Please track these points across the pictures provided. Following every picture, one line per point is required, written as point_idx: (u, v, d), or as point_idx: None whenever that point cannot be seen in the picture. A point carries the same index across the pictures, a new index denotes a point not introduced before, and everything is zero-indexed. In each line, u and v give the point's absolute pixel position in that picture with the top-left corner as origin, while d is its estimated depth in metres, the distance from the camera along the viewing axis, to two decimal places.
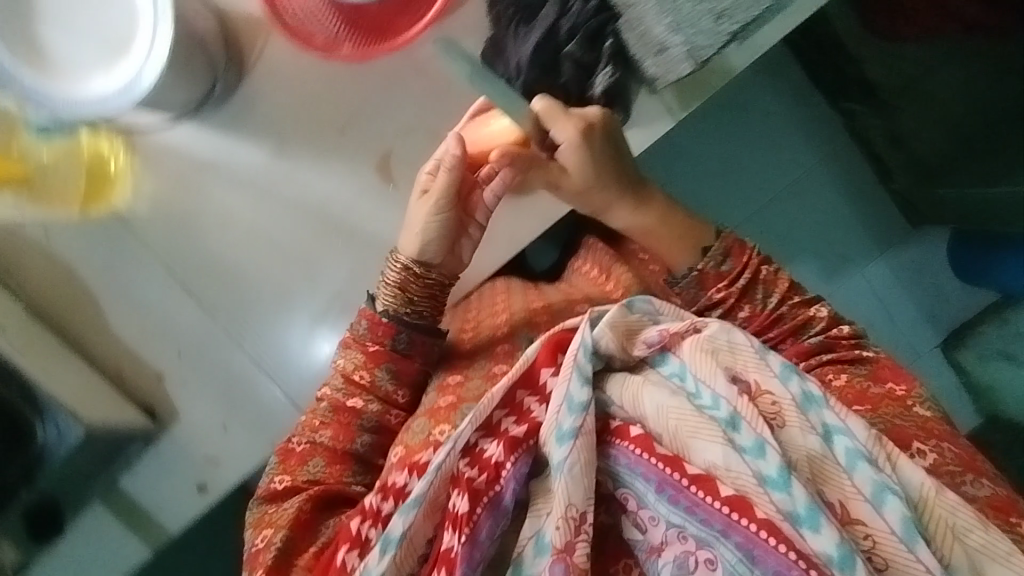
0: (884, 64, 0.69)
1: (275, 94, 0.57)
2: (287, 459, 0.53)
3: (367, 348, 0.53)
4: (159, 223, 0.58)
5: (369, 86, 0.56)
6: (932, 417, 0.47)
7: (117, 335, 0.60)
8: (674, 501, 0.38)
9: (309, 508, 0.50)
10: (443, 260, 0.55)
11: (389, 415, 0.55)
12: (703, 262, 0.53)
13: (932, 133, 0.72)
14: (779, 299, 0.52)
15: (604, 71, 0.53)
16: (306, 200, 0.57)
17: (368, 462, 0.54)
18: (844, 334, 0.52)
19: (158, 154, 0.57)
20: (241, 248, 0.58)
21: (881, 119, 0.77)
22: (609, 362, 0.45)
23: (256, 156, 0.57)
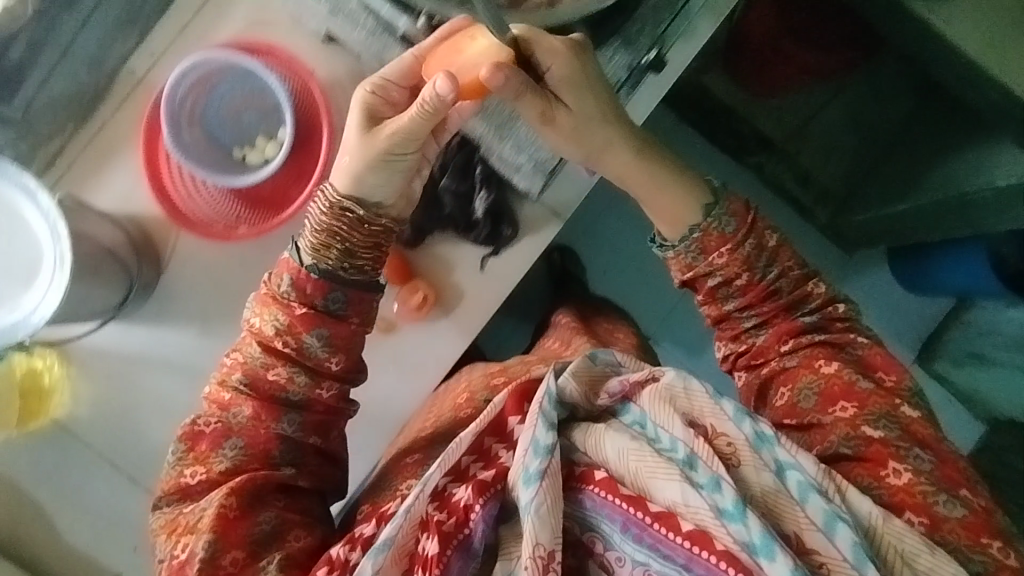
0: (782, 121, 0.97)
1: (192, 274, 0.70)
2: (199, 443, 0.54)
3: (294, 310, 0.53)
4: (98, 424, 0.69)
5: (272, 249, 0.70)
6: (917, 418, 0.51)
7: (70, 544, 0.70)
8: (638, 539, 0.41)
9: (237, 504, 0.51)
10: (394, 205, 0.55)
11: (319, 391, 0.55)
12: (706, 221, 0.55)
13: (846, 160, 0.99)
14: (777, 272, 0.55)
15: (480, 196, 0.62)
16: (173, 401, 0.69)
17: (298, 443, 0.55)
18: (838, 314, 0.55)
19: (91, 360, 0.69)
20: (155, 421, 0.69)
21: (789, 160, 0.99)
22: (574, 411, 0.47)
23: (186, 335, 0.70)
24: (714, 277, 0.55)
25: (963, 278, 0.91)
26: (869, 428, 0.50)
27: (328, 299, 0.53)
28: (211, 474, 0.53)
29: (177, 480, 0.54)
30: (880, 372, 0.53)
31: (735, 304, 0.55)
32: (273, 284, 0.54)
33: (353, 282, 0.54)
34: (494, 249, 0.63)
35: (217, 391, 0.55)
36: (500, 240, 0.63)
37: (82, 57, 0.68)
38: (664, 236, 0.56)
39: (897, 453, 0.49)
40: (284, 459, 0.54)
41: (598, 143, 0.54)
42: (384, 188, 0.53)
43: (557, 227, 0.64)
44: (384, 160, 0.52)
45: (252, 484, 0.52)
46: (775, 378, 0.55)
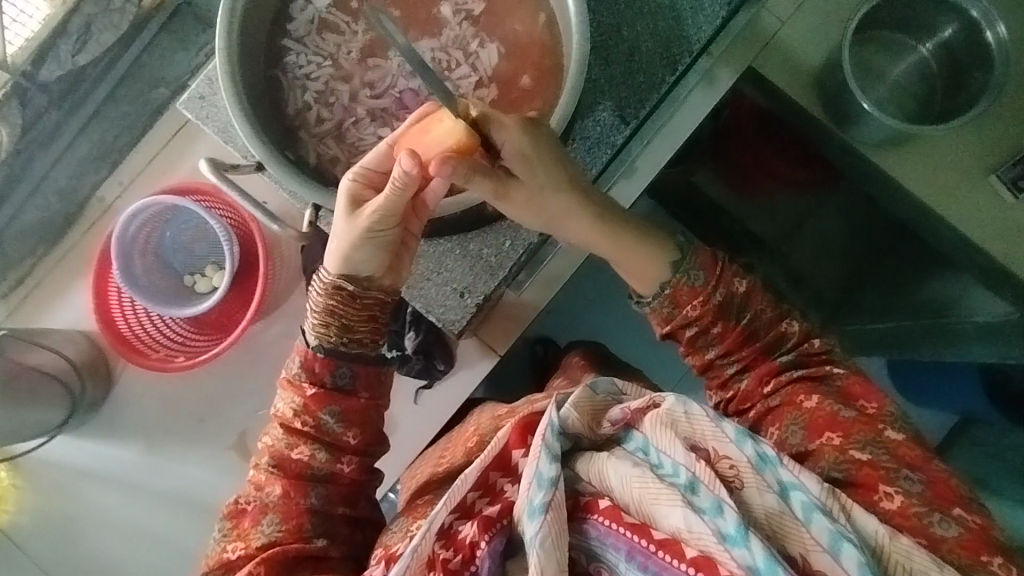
0: (767, 220, 1.13)
1: (139, 392, 0.82)
2: (241, 520, 0.59)
3: (306, 392, 0.59)
4: (38, 532, 0.81)
5: (218, 369, 0.82)
6: (903, 441, 0.53)
7: None
8: (644, 568, 0.40)
9: (264, 573, 0.55)
10: (385, 277, 0.60)
11: (341, 464, 0.60)
12: (674, 277, 0.59)
13: (822, 267, 1.16)
14: (751, 315, 0.59)
15: (410, 335, 0.76)
16: (163, 491, 0.81)
17: (327, 515, 0.59)
18: (815, 349, 0.59)
19: (38, 473, 0.81)
20: (110, 539, 0.81)
21: (776, 264, 1.16)
22: (578, 441, 0.48)
23: (128, 452, 0.81)
24: (691, 328, 0.60)
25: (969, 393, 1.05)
26: (857, 452, 0.52)
27: (336, 375, 0.59)
28: (250, 549, 0.57)
29: (220, 556, 0.59)
30: (861, 401, 0.56)
31: (715, 351, 0.60)
32: (288, 367, 0.60)
33: (356, 357, 0.60)
34: (428, 381, 0.78)
35: (254, 475, 0.60)
36: (433, 372, 0.77)
37: (54, 190, 0.87)
38: (641, 292, 0.61)
39: (886, 476, 0.51)
40: (315, 531, 0.59)
41: (557, 211, 0.58)
42: (371, 263, 0.58)
43: (493, 359, 0.77)
44: (369, 237, 0.56)
45: (283, 555, 0.56)
46: (763, 418, 0.58)
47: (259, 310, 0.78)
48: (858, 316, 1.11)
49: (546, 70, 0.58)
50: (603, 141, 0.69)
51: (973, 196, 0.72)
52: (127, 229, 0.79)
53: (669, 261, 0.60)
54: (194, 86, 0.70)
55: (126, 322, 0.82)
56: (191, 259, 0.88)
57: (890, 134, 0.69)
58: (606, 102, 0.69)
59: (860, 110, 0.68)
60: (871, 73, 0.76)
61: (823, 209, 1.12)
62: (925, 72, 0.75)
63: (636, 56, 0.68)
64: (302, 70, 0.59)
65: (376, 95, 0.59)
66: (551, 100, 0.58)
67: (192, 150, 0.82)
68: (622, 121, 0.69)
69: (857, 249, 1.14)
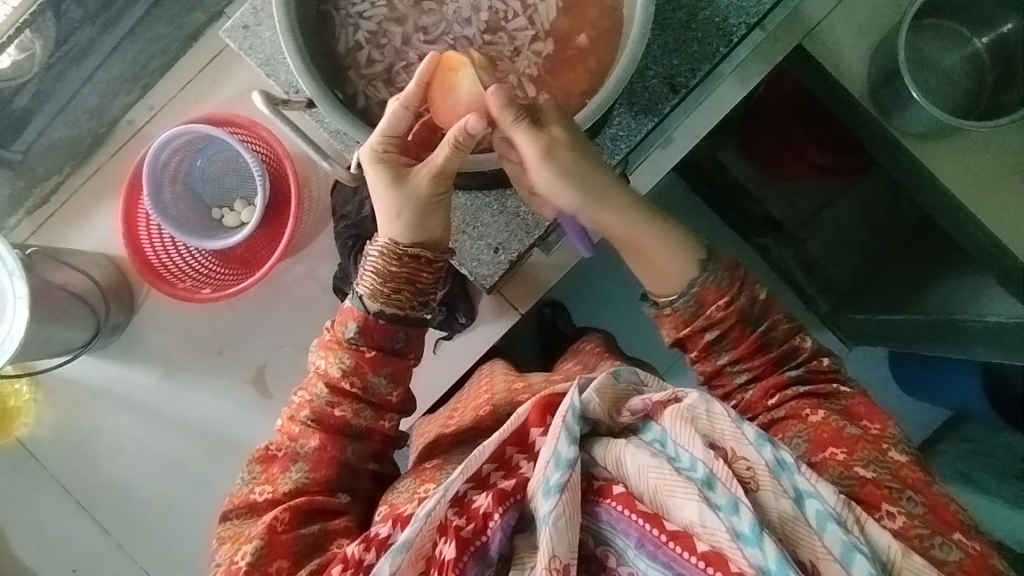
0: (790, 201, 1.14)
1: (164, 318, 0.83)
2: (271, 465, 0.61)
3: (361, 353, 0.59)
4: (54, 447, 0.83)
5: (242, 307, 0.83)
6: (906, 462, 0.53)
7: (18, 556, 0.83)
8: (653, 556, 0.44)
9: (288, 519, 0.57)
10: (442, 241, 0.60)
11: (381, 422, 0.62)
12: (702, 277, 0.58)
13: (839, 255, 1.14)
14: (767, 325, 0.59)
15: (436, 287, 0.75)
16: (189, 419, 0.82)
17: (357, 468, 0.61)
18: (823, 367, 0.59)
19: (58, 390, 0.83)
20: (125, 462, 0.82)
21: (791, 249, 1.15)
22: (595, 426, 0.50)
23: (149, 377, 0.83)
24: (709, 331, 0.58)
25: None
26: (861, 469, 0.52)
27: (394, 339, 0.60)
28: (277, 494, 0.59)
29: (246, 496, 0.60)
30: (865, 421, 0.56)
31: (726, 358, 0.59)
32: (338, 330, 0.60)
33: (413, 323, 0.60)
34: (448, 332, 0.77)
35: (288, 423, 0.61)
36: (455, 324, 0.76)
37: (83, 108, 0.83)
38: (662, 294, 0.59)
39: (889, 495, 0.51)
40: (339, 484, 0.61)
41: (592, 199, 0.56)
42: (432, 220, 0.58)
43: (513, 317, 0.76)
44: (431, 205, 0.57)
45: (309, 503, 0.58)
46: (766, 430, 0.58)
47: (287, 250, 0.79)
48: (864, 306, 1.05)
49: (604, 31, 0.56)
50: (649, 110, 0.67)
51: (1009, 199, 0.70)
52: (158, 156, 0.79)
53: (697, 259, 0.58)
54: (239, 15, 0.70)
55: (153, 248, 0.82)
56: (220, 192, 0.88)
57: (935, 125, 0.67)
58: (656, 68, 0.67)
59: (908, 98, 0.65)
60: (919, 61, 0.73)
61: (848, 197, 1.13)
62: (977, 64, 0.73)
63: (692, 23, 0.67)
64: (355, 8, 0.57)
65: (429, 40, 0.58)
66: (606, 63, 0.56)
67: (228, 78, 0.82)
68: (671, 90, 0.67)
69: (872, 243, 1.13)
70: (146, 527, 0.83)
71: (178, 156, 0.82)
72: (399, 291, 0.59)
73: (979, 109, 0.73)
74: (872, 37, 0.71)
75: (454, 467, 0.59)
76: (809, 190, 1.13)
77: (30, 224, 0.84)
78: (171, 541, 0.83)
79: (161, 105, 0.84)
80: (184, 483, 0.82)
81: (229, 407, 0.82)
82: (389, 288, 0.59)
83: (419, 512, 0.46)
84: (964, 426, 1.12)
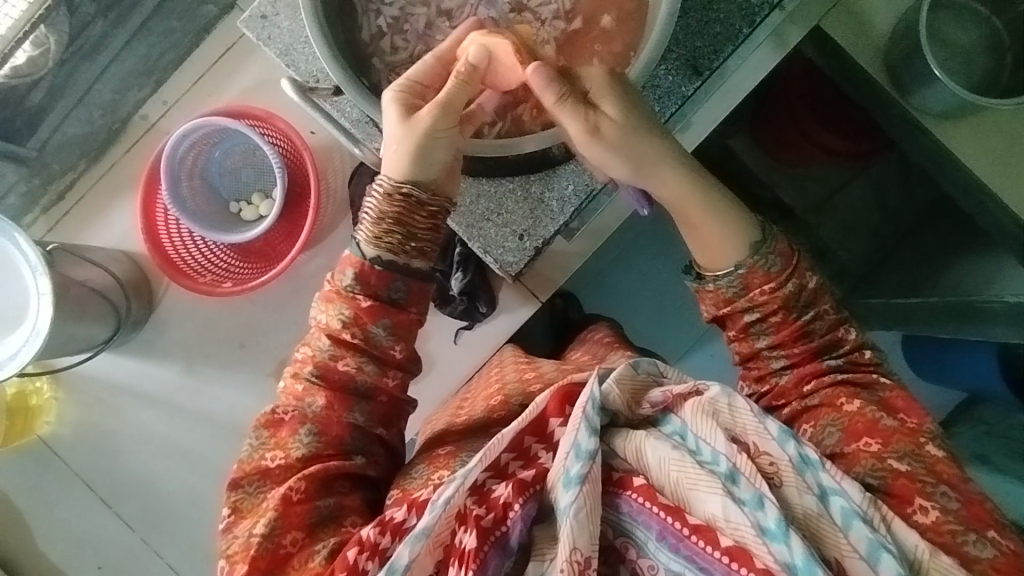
0: (799, 185, 1.11)
1: (181, 314, 0.84)
2: (279, 430, 0.60)
3: (358, 303, 0.59)
4: (76, 444, 0.84)
5: (261, 300, 0.83)
6: (942, 457, 0.53)
7: (44, 553, 0.85)
8: (674, 549, 0.44)
9: (305, 488, 0.57)
10: (442, 186, 0.60)
11: (386, 380, 0.61)
12: (753, 258, 0.59)
13: (852, 241, 1.13)
14: (813, 313, 0.59)
15: (457, 276, 0.75)
16: (209, 413, 0.83)
17: (367, 432, 0.62)
18: (864, 359, 0.59)
19: (79, 387, 0.84)
20: (147, 456, 0.84)
21: (804, 235, 1.14)
22: (615, 418, 0.51)
23: (168, 373, 0.84)
24: (750, 312, 0.59)
25: (976, 368, 1.04)
26: (895, 462, 0.52)
27: (391, 289, 0.59)
28: (289, 460, 0.59)
29: (257, 462, 0.60)
30: (902, 414, 0.56)
31: (765, 341, 0.60)
32: (337, 279, 0.60)
33: (411, 272, 0.60)
34: (470, 322, 0.76)
35: (293, 384, 0.61)
36: (476, 314, 0.76)
37: (97, 104, 0.83)
38: (710, 267, 0.60)
39: (921, 489, 0.50)
40: (354, 447, 0.61)
41: (648, 151, 0.58)
42: (436, 163, 0.58)
43: (534, 306, 0.76)
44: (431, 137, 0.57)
45: (325, 472, 0.58)
46: (797, 417, 0.58)
47: (306, 242, 0.79)
48: (886, 290, 1.05)
49: (626, 13, 0.56)
50: (673, 93, 0.67)
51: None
52: (177, 149, 0.79)
53: (749, 240, 0.59)
54: (257, 5, 0.69)
55: (172, 243, 0.82)
56: (237, 185, 0.88)
57: (956, 104, 0.65)
58: (679, 51, 0.67)
59: (929, 75, 0.64)
60: (940, 41, 0.71)
61: (861, 179, 1.11)
62: (995, 43, 0.71)
63: (715, 5, 0.66)
64: None
65: (454, 24, 0.58)
66: (634, 47, 0.56)
67: (241, 69, 0.82)
68: (694, 72, 0.67)
69: (884, 228, 1.12)
70: (169, 520, 0.84)
71: (195, 150, 0.82)
72: (395, 236, 0.58)
73: (1001, 86, 0.71)
74: (887, 19, 0.69)
75: (468, 455, 0.60)
76: (819, 175, 1.11)
77: (46, 223, 0.85)
78: (191, 533, 0.84)
79: (176, 97, 0.84)
80: (207, 478, 0.83)
81: (254, 401, 0.83)
82: (384, 232, 0.58)
83: (438, 500, 0.47)
84: (980, 409, 1.11)
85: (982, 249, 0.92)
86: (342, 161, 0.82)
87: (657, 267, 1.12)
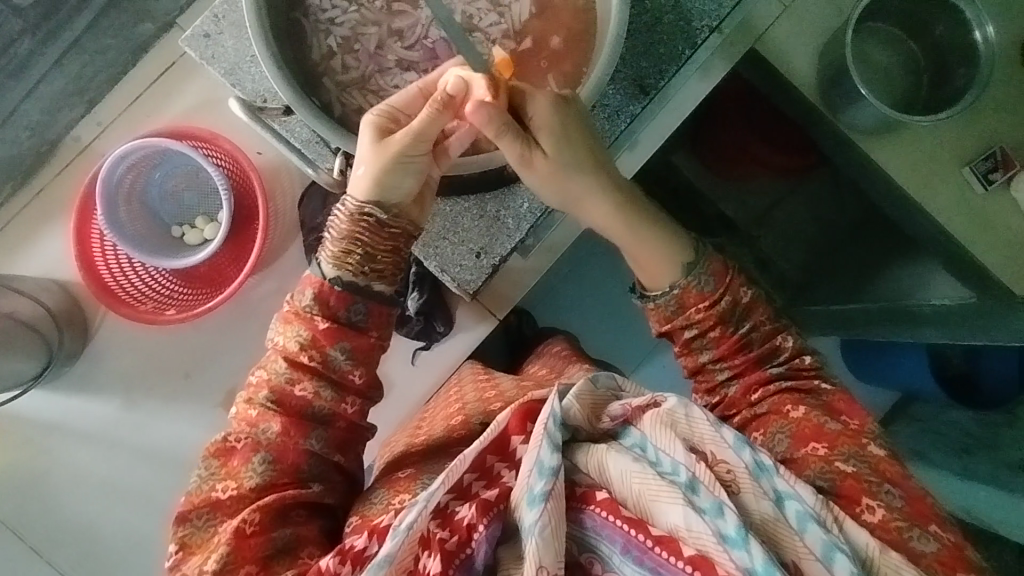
0: (741, 201, 1.16)
1: (120, 344, 0.80)
2: (230, 459, 0.58)
3: (317, 325, 0.58)
4: (3, 487, 0.79)
5: (207, 328, 0.80)
6: (884, 456, 0.55)
7: None
8: (639, 561, 0.45)
9: (259, 521, 0.55)
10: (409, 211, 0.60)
11: (344, 406, 0.60)
12: (686, 279, 0.61)
13: (793, 250, 1.17)
14: (750, 325, 0.62)
15: (413, 296, 0.74)
16: (152, 448, 0.79)
17: (323, 459, 0.60)
18: (805, 365, 0.61)
19: (6, 425, 0.79)
20: (83, 497, 0.79)
21: (747, 247, 1.17)
22: (576, 433, 0.52)
23: (106, 407, 0.80)
24: (690, 329, 0.61)
25: (909, 369, 1.09)
26: (841, 464, 0.54)
27: (351, 311, 0.59)
28: (242, 490, 0.57)
29: (207, 494, 0.58)
30: (845, 416, 0.58)
31: (709, 355, 0.62)
32: (296, 300, 0.59)
33: (372, 295, 0.59)
34: (427, 342, 0.76)
35: (246, 410, 0.59)
36: (433, 334, 0.75)
37: None
38: (647, 288, 0.63)
39: (868, 489, 0.52)
40: (311, 475, 0.59)
41: (580, 189, 0.60)
42: (400, 188, 0.59)
43: (492, 323, 0.76)
44: (398, 164, 0.57)
45: (280, 502, 0.57)
46: (747, 425, 0.60)
47: (254, 266, 0.77)
48: (824, 299, 1.10)
49: (575, 33, 0.58)
50: (622, 111, 0.69)
51: (949, 188, 0.73)
52: (114, 172, 0.76)
53: (681, 262, 0.61)
54: (199, 23, 0.68)
55: (108, 270, 0.79)
56: (179, 209, 0.85)
57: (883, 120, 0.69)
58: (626, 71, 0.69)
59: (856, 94, 0.67)
60: (863, 61, 0.76)
61: (798, 194, 1.15)
62: (912, 63, 0.75)
63: (658, 27, 0.69)
64: (326, 14, 0.58)
65: (406, 45, 0.60)
66: (581, 67, 0.58)
67: (183, 89, 0.79)
68: (641, 92, 0.69)
69: (822, 238, 1.16)
70: (109, 564, 0.79)
71: (133, 173, 0.79)
72: (355, 256, 0.58)
73: (919, 104, 0.75)
74: (817, 39, 0.73)
75: (429, 477, 0.59)
76: (759, 190, 1.15)
77: None
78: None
79: (112, 117, 0.80)
80: (152, 517, 0.79)
81: (203, 433, 0.79)
82: (343, 252, 0.58)
83: (400, 525, 0.46)
84: (913, 407, 1.18)
85: (908, 256, 0.97)
86: (291, 182, 0.81)
87: (609, 280, 1.15)
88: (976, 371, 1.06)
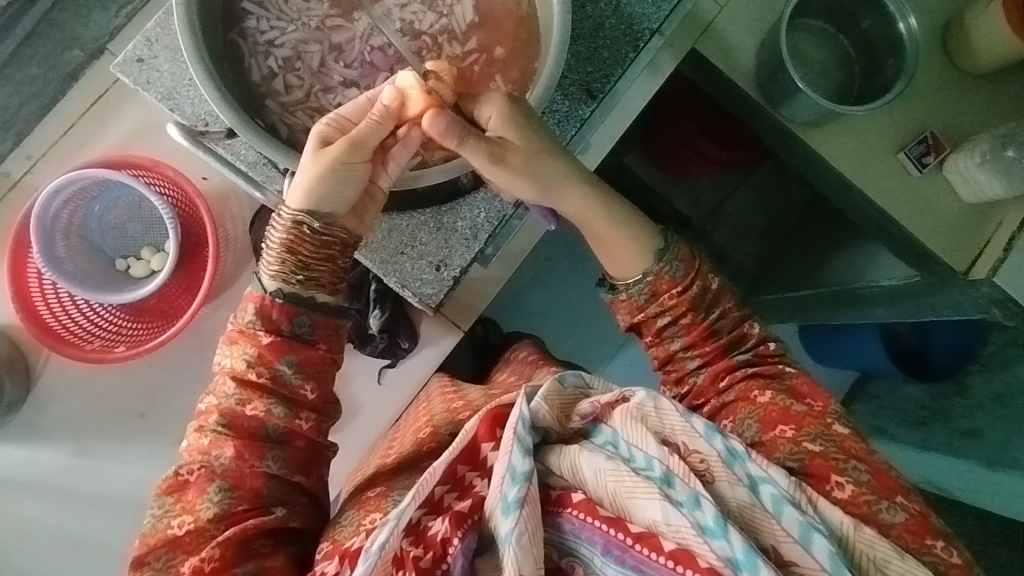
0: (693, 195, 1.19)
1: (66, 386, 0.76)
2: (185, 493, 0.56)
3: (261, 341, 0.57)
4: None
5: (159, 362, 0.77)
6: (849, 434, 0.56)
7: None
8: (620, 560, 0.45)
9: (218, 555, 0.54)
10: (346, 222, 0.59)
11: (299, 422, 0.58)
12: (658, 265, 0.61)
13: (743, 243, 1.20)
14: (719, 312, 0.62)
15: (374, 313, 0.72)
16: (108, 493, 0.76)
17: (284, 480, 0.58)
18: (769, 351, 0.62)
19: None
20: (35, 552, 0.75)
21: (701, 241, 1.20)
22: (547, 434, 0.51)
23: (55, 455, 0.76)
24: (662, 317, 0.62)
25: (861, 348, 1.11)
26: (809, 444, 0.55)
27: (295, 324, 0.58)
28: (198, 522, 0.55)
29: (162, 533, 0.55)
30: (809, 399, 0.59)
31: (680, 343, 0.62)
32: (239, 317, 0.58)
33: (317, 306, 0.58)
34: (393, 359, 0.74)
35: (197, 439, 0.57)
36: (398, 350, 0.74)
37: None
38: (620, 278, 0.63)
39: (835, 466, 0.54)
40: (273, 499, 0.57)
41: (551, 180, 0.60)
42: (336, 198, 0.57)
43: (457, 337, 0.75)
44: (341, 176, 0.56)
45: (242, 534, 0.55)
46: (717, 413, 0.61)
47: (207, 294, 0.74)
48: (776, 287, 1.13)
49: (520, 43, 0.58)
50: (571, 116, 0.70)
51: (886, 173, 0.76)
52: (48, 208, 0.72)
53: (653, 248, 0.62)
54: (131, 48, 0.66)
55: (50, 309, 0.75)
56: (123, 241, 0.82)
57: (819, 111, 0.70)
58: (572, 76, 0.70)
59: (793, 88, 0.69)
60: (798, 56, 0.78)
61: (745, 187, 1.19)
62: (844, 57, 0.78)
63: (601, 31, 0.70)
64: (265, 35, 0.58)
65: (346, 61, 0.59)
66: (529, 73, 0.58)
67: (119, 116, 0.77)
68: (588, 96, 0.70)
69: (771, 229, 1.20)
70: None
71: (71, 207, 0.76)
72: (296, 267, 0.57)
73: (853, 95, 0.78)
74: (752, 36, 0.75)
75: (400, 493, 0.57)
76: (708, 185, 1.19)
77: None
78: None
79: (44, 151, 0.77)
80: (111, 567, 0.75)
81: (159, 472, 0.76)
82: (282, 263, 0.57)
83: (372, 547, 0.45)
84: (871, 385, 1.21)
85: (852, 238, 0.99)
86: (239, 206, 0.78)
87: (570, 282, 1.15)
88: (924, 347, 1.10)
